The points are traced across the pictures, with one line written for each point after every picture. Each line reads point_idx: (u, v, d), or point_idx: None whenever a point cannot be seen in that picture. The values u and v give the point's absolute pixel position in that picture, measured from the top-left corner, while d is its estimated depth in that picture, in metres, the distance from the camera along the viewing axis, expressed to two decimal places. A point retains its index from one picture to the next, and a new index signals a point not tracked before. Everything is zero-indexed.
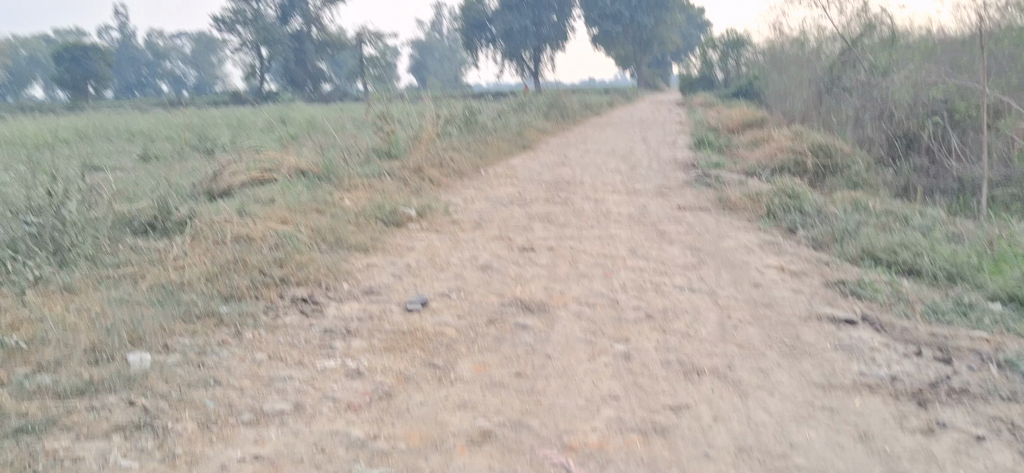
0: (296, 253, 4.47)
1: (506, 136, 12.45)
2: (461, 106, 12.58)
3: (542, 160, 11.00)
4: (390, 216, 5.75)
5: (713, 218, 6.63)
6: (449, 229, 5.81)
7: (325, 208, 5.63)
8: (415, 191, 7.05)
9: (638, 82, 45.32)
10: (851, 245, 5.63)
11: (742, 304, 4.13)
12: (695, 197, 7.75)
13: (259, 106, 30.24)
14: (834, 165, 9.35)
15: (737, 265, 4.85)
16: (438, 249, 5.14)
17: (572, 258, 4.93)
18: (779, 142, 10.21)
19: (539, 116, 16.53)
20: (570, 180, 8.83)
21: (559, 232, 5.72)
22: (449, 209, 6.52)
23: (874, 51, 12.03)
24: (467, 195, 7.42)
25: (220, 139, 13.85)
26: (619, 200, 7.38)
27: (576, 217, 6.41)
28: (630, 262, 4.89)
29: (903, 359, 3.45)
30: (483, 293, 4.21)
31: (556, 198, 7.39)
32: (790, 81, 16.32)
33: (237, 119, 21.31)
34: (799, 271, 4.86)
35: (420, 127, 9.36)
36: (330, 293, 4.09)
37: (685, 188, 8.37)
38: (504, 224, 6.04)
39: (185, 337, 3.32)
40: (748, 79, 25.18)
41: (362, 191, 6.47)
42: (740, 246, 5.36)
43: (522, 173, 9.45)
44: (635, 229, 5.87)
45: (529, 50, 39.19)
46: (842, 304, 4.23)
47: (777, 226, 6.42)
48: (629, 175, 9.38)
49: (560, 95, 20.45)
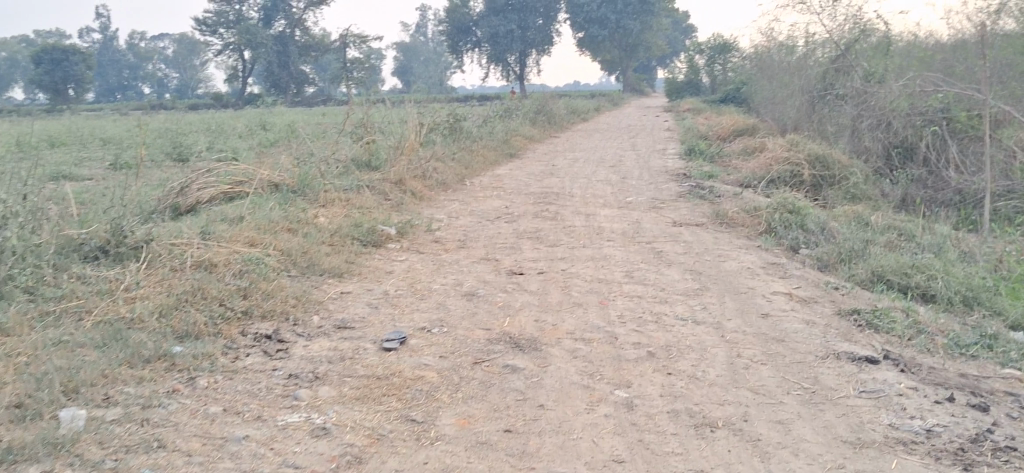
0: (261, 281, 4.09)
1: (492, 143, 12.09)
2: (446, 113, 12.22)
3: (529, 170, 10.64)
4: (367, 236, 5.39)
5: (711, 235, 6.28)
6: (432, 249, 5.44)
7: (298, 228, 5.26)
8: (395, 206, 6.69)
9: (624, 87, 45.08)
10: (859, 266, 5.28)
11: (750, 338, 3.78)
12: (689, 211, 7.42)
13: (241, 110, 29.80)
14: (831, 177, 9.04)
15: (741, 292, 4.50)
16: (419, 273, 4.76)
17: (563, 284, 4.57)
18: (773, 152, 9.89)
19: (526, 122, 16.19)
20: (559, 191, 8.48)
21: (549, 253, 5.36)
22: (431, 226, 6.15)
23: (869, 57, 11.73)
24: (452, 209, 7.05)
25: (197, 146, 13.43)
26: (611, 215, 7.03)
27: (566, 234, 6.05)
28: (626, 288, 4.54)
29: (935, 406, 3.10)
30: (468, 327, 3.85)
31: (544, 213, 7.03)
32: (780, 87, 16.03)
33: (217, 124, 20.87)
34: (807, 298, 4.52)
35: (403, 135, 8.99)
36: (298, 329, 3.73)
37: (678, 201, 8.03)
38: (490, 243, 5.67)
39: (129, 386, 2.94)
40: (736, 85, 24.93)
41: (339, 208, 6.10)
42: (743, 268, 5.02)
43: (509, 184, 9.08)
44: (630, 249, 5.52)
45: (515, 54, 38.87)
46: (859, 338, 3.89)
47: (779, 244, 6.08)
48: (620, 186, 9.03)
49: (546, 100, 20.11)
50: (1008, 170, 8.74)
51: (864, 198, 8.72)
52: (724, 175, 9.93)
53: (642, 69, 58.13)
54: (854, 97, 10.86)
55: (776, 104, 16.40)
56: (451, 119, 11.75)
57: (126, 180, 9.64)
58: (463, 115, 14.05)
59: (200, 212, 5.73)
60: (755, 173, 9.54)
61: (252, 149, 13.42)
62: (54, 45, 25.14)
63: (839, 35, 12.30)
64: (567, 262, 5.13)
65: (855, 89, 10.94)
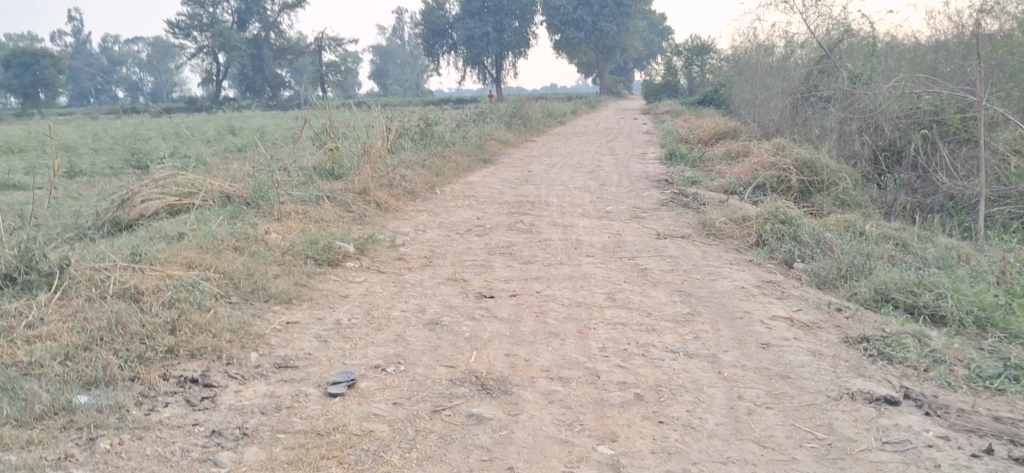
0: (192, 312, 3.59)
1: (466, 149, 11.62)
2: (418, 117, 11.73)
3: (504, 176, 10.17)
4: (322, 253, 4.90)
5: (698, 248, 5.83)
6: (394, 268, 4.95)
7: (245, 247, 4.76)
8: (358, 218, 6.20)
9: (601, 89, 44.75)
10: (861, 284, 4.84)
11: (750, 374, 3.33)
12: (674, 221, 6.97)
13: (212, 113, 29.17)
14: (819, 182, 8.62)
15: (735, 317, 4.04)
16: (378, 298, 4.27)
17: (539, 310, 4.09)
18: (758, 157, 9.47)
19: (502, 126, 15.72)
20: (535, 200, 8.02)
21: (523, 272, 4.89)
22: (395, 241, 5.66)
23: (854, 58, 11.35)
24: (420, 222, 6.56)
25: (160, 152, 12.89)
26: (591, 227, 6.57)
27: (542, 249, 5.58)
28: (609, 313, 4.07)
29: (973, 460, 2.64)
30: (429, 363, 3.36)
31: (519, 224, 6.56)
32: (761, 89, 15.65)
33: (186, 129, 20.29)
34: (809, 323, 4.07)
35: (370, 139, 8.50)
36: (231, 369, 3.23)
37: (661, 210, 7.58)
38: (459, 261, 5.19)
39: (12, 452, 2.43)
40: (715, 87, 24.56)
41: (294, 222, 5.60)
42: (735, 288, 4.57)
43: (482, 193, 8.61)
44: (612, 266, 5.06)
45: (491, 56, 38.43)
46: (873, 372, 3.43)
47: (772, 259, 5.64)
48: (599, 194, 8.57)
49: (523, 103, 19.67)
50: (1003, 174, 8.36)
51: (854, 205, 8.32)
52: (708, 181, 9.51)
53: (619, 71, 57.87)
54: (840, 98, 10.47)
55: (757, 107, 16.01)
56: (422, 123, 11.26)
57: (78, 190, 9.10)
58: (438, 120, 13.57)
59: (138, 229, 5.22)
60: (741, 179, 9.12)
61: (218, 156, 12.88)
62: (21, 48, 24.56)
63: (823, 36, 11.91)
64: (542, 282, 4.65)
65: (841, 91, 10.55)
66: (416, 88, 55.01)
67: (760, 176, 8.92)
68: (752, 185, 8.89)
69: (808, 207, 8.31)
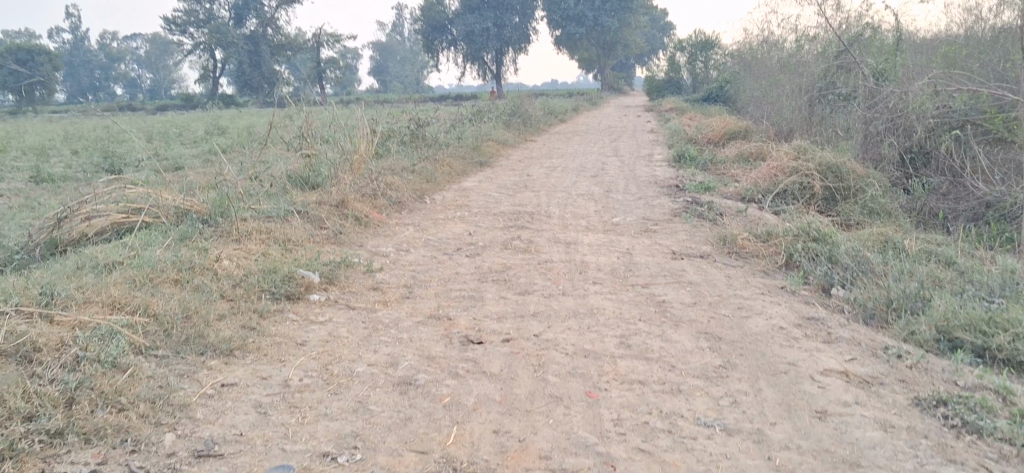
0: (99, 377, 2.84)
1: (461, 151, 10.88)
2: (409, 117, 10.98)
3: (501, 182, 9.42)
4: (282, 284, 4.15)
5: (721, 271, 5.07)
6: (367, 301, 4.20)
7: (189, 280, 4.02)
8: (331, 236, 5.45)
9: (602, 86, 43.99)
10: (919, 321, 4.08)
11: (808, 460, 2.57)
12: (690, 236, 6.22)
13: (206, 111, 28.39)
14: (845, 189, 7.90)
15: (778, 370, 3.29)
16: (341, 345, 3.52)
17: (536, 363, 3.34)
18: (777, 161, 8.71)
19: (500, 125, 14.98)
20: (534, 210, 7.27)
21: (518, 307, 4.13)
22: (373, 265, 4.91)
23: (876, 54, 10.59)
24: (404, 238, 5.81)
25: (139, 155, 12.16)
26: (599, 245, 5.82)
27: (542, 274, 4.83)
28: (623, 367, 3.32)
29: None
30: (394, 448, 2.61)
31: (515, 242, 5.81)
32: (771, 88, 14.91)
33: (175, 128, 19.58)
34: (868, 377, 3.32)
35: (354, 143, 7.76)
36: (136, 460, 2.49)
37: (674, 222, 6.82)
38: (443, 291, 4.44)
39: None
40: (720, 83, 23.77)
41: (256, 244, 4.85)
42: (772, 327, 3.82)
43: (477, 201, 7.86)
44: (623, 297, 4.31)
45: (491, 52, 37.63)
46: (963, 454, 2.68)
47: (807, 286, 4.89)
48: (605, 202, 7.82)
49: (522, 100, 18.91)
50: None
51: (885, 214, 7.59)
52: (722, 187, 8.77)
53: (620, 68, 57.10)
54: (863, 97, 9.71)
55: (767, 106, 15.25)
56: (414, 124, 10.52)
57: (37, 199, 8.35)
58: (434, 120, 12.85)
59: (68, 255, 4.46)
60: (759, 186, 8.37)
61: (199, 161, 12.16)
62: (12, 45, 23.81)
63: (842, 30, 11.15)
64: (542, 321, 3.90)
65: (863, 89, 9.79)
66: (415, 84, 54.30)
67: (779, 182, 8.18)
68: (771, 192, 8.15)
69: (834, 216, 7.59)
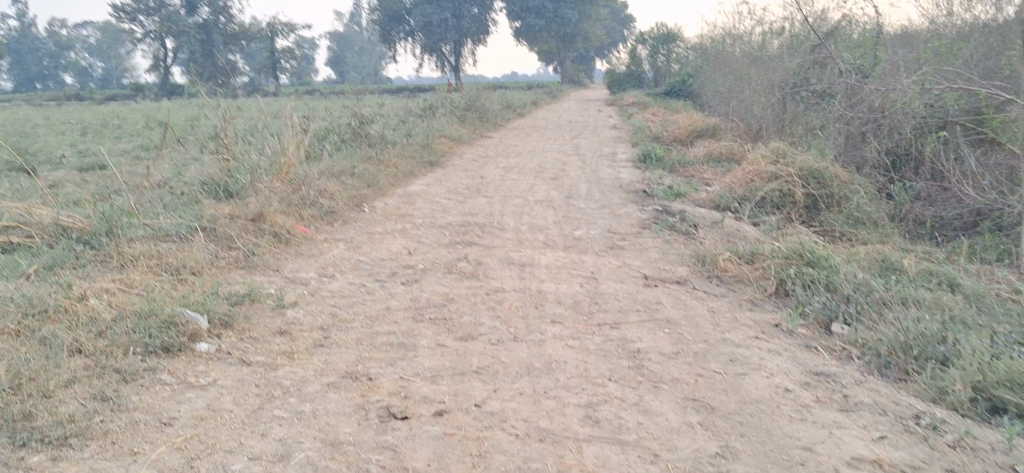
0: None
1: (409, 151, 10.03)
2: (353, 113, 10.09)
3: (451, 185, 8.60)
4: (159, 333, 3.27)
5: (702, 303, 4.29)
6: (267, 352, 3.33)
7: (36, 331, 3.16)
8: (240, 260, 4.57)
9: (561, 78, 43.24)
10: (950, 377, 3.28)
11: None
12: (662, 256, 5.44)
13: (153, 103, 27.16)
14: (828, 196, 7.28)
15: (794, 462, 2.50)
16: (222, 424, 2.67)
17: (476, 454, 2.52)
18: (755, 165, 7.96)
19: (454, 120, 14.12)
20: (485, 222, 6.45)
21: (458, 360, 3.30)
22: (286, 298, 4.04)
23: (854, 49, 9.91)
24: (332, 260, 4.95)
25: (58, 154, 11.12)
26: (559, 267, 5.02)
27: (490, 311, 4.00)
28: (592, 457, 2.51)
29: None
30: None
31: (461, 264, 4.99)
32: (737, 84, 14.21)
33: (113, 121, 18.46)
34: (909, 468, 2.53)
35: (282, 144, 6.87)
36: None
37: (643, 237, 6.04)
38: (367, 335, 3.60)
39: None
40: (683, 77, 23.15)
41: (141, 274, 3.97)
42: (775, 390, 3.04)
43: (422, 210, 7.04)
44: (588, 345, 3.50)
45: (449, 43, 36.72)
46: None
47: (806, 326, 4.12)
48: (565, 212, 7.04)
49: (479, 93, 18.07)
50: None
51: (871, 224, 6.96)
52: (694, 194, 8.02)
53: (580, 61, 56.47)
54: (843, 94, 9.00)
55: (733, 102, 14.56)
56: (357, 122, 9.64)
57: None
58: (384, 117, 11.98)
59: None
60: (734, 194, 7.63)
61: (126, 159, 11.17)
62: None
63: (818, 22, 10.45)
64: (487, 383, 3.07)
65: (842, 86, 9.07)
66: (372, 76, 53.18)
67: (757, 188, 7.50)
68: (748, 199, 7.47)
69: (817, 226, 6.98)
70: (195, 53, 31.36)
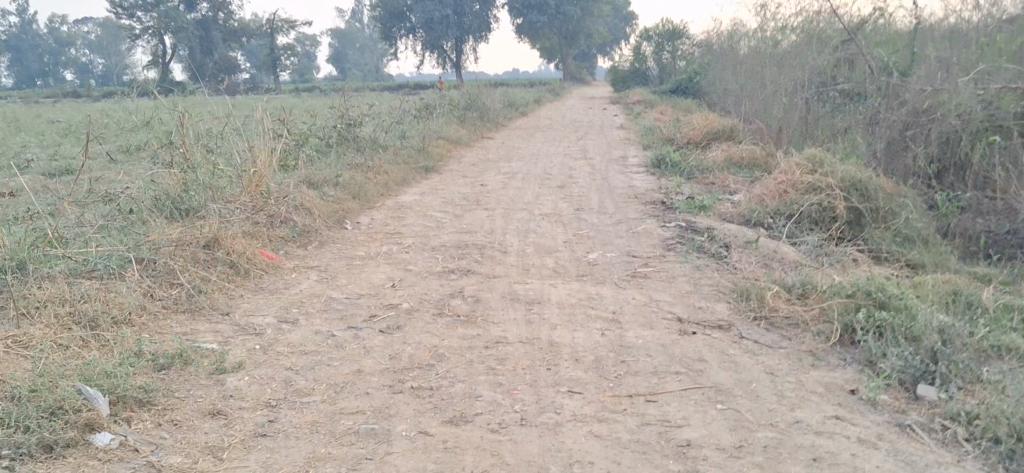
0: None
1: (401, 156, 9.17)
2: (340, 113, 9.21)
3: (447, 195, 7.72)
4: (39, 425, 2.40)
5: (755, 362, 3.43)
6: (188, 449, 2.46)
7: None
8: (180, 306, 3.71)
9: (563, 75, 42.37)
10: None
11: None
12: (693, 289, 4.58)
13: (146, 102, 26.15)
14: (874, 211, 6.43)
15: None
16: None
17: None
18: (787, 174, 7.10)
19: (453, 121, 13.24)
20: (484, 242, 5.59)
21: (445, 459, 2.45)
22: (230, 359, 3.19)
23: (887, 44, 9.04)
24: (300, 297, 4.09)
25: (21, 161, 10.20)
26: (573, 304, 4.16)
27: (490, 375, 3.14)
28: None
29: None
30: None
31: (453, 301, 4.14)
32: (751, 82, 13.33)
33: (94, 118, 17.47)
34: None
35: (253, 152, 6.01)
36: None
37: (670, 263, 5.18)
38: (331, 415, 2.75)
39: None
40: (690, 75, 22.26)
41: (44, 332, 3.11)
42: None
43: (412, 226, 6.18)
44: (619, 433, 2.64)
45: (449, 40, 35.82)
46: None
47: (890, 392, 3.27)
48: (576, 229, 6.18)
49: (478, 91, 17.17)
50: None
51: (922, 242, 6.14)
52: (719, 207, 7.16)
53: (582, 57, 55.60)
54: (880, 94, 8.12)
55: (747, 103, 13.69)
56: (343, 125, 8.77)
57: None
58: (377, 119, 11.12)
59: None
60: (766, 207, 6.77)
61: (98, 162, 10.28)
62: None
63: (846, 14, 9.59)
64: None
65: (876, 86, 8.19)
66: (372, 73, 52.33)
67: (792, 201, 6.65)
68: (782, 213, 6.62)
69: (861, 245, 6.15)
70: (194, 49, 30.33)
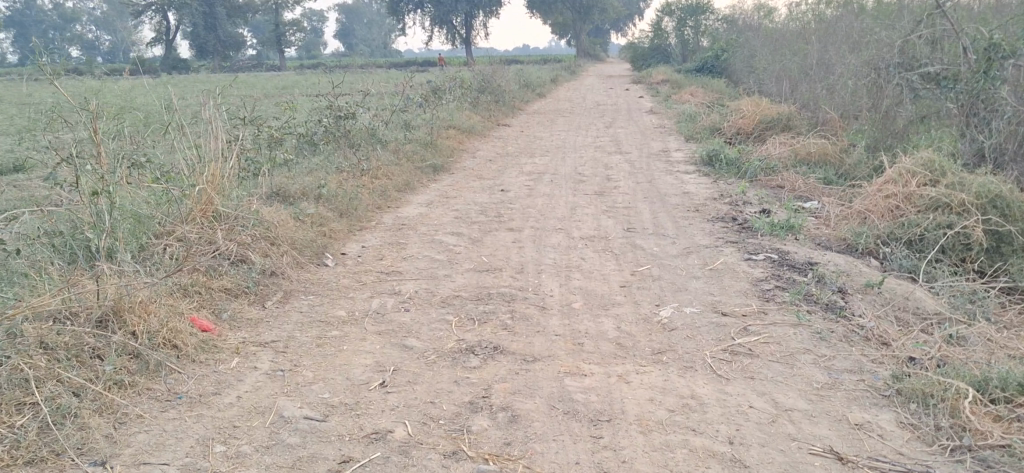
0: None
1: (405, 153, 7.66)
2: (330, 101, 7.69)
3: (458, 206, 6.21)
4: None
5: None
6: None
7: None
8: (19, 458, 2.23)
9: (577, 52, 40.61)
10: None
11: None
12: (831, 384, 3.08)
13: (142, 78, 24.53)
14: None
15: None
16: None
17: None
18: (894, 185, 5.57)
19: (465, 106, 11.69)
20: (512, 290, 4.09)
21: None
22: None
23: (990, 17, 7.46)
24: (232, 415, 2.60)
25: None
26: (662, 422, 2.66)
27: None
28: None
29: None
30: None
31: (475, 420, 2.64)
32: (801, 62, 11.73)
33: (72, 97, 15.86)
34: None
35: (203, 165, 4.52)
36: None
37: (779, 326, 3.67)
38: None
39: None
40: (719, 51, 20.57)
41: None
42: None
43: (414, 258, 4.68)
44: None
45: (460, 16, 34.11)
46: None
47: None
48: (633, 263, 4.67)
49: (493, 69, 15.63)
50: None
51: None
52: (807, 226, 5.64)
53: (594, 33, 53.77)
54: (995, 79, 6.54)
55: (794, 87, 12.10)
56: (334, 116, 7.26)
57: None
58: (380, 106, 9.62)
59: None
60: (874, 229, 5.24)
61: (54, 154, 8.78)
62: None
63: None
64: None
65: None
66: (380, 51, 50.93)
67: (910, 222, 5.11)
68: (897, 239, 5.07)
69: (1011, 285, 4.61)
70: (199, 24, 28.78)
